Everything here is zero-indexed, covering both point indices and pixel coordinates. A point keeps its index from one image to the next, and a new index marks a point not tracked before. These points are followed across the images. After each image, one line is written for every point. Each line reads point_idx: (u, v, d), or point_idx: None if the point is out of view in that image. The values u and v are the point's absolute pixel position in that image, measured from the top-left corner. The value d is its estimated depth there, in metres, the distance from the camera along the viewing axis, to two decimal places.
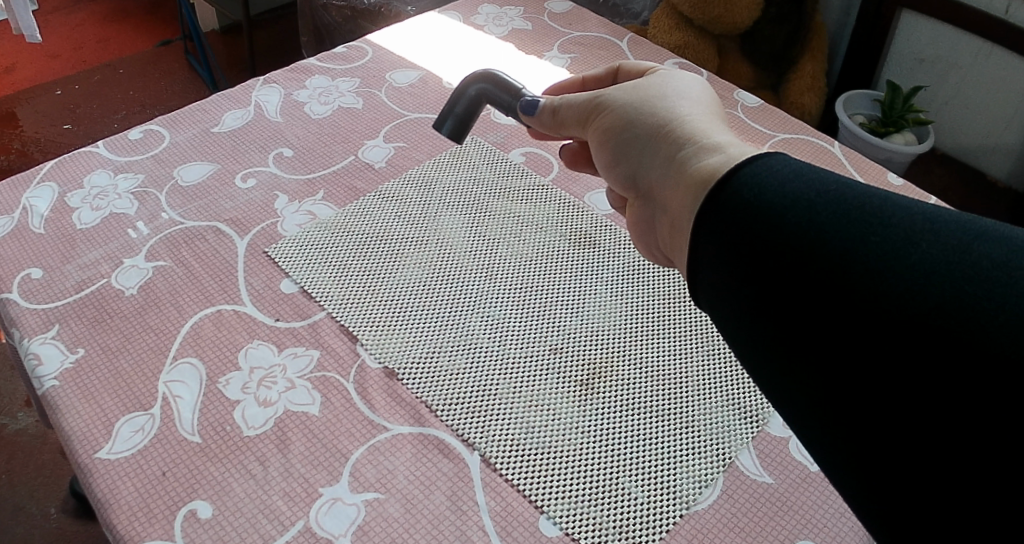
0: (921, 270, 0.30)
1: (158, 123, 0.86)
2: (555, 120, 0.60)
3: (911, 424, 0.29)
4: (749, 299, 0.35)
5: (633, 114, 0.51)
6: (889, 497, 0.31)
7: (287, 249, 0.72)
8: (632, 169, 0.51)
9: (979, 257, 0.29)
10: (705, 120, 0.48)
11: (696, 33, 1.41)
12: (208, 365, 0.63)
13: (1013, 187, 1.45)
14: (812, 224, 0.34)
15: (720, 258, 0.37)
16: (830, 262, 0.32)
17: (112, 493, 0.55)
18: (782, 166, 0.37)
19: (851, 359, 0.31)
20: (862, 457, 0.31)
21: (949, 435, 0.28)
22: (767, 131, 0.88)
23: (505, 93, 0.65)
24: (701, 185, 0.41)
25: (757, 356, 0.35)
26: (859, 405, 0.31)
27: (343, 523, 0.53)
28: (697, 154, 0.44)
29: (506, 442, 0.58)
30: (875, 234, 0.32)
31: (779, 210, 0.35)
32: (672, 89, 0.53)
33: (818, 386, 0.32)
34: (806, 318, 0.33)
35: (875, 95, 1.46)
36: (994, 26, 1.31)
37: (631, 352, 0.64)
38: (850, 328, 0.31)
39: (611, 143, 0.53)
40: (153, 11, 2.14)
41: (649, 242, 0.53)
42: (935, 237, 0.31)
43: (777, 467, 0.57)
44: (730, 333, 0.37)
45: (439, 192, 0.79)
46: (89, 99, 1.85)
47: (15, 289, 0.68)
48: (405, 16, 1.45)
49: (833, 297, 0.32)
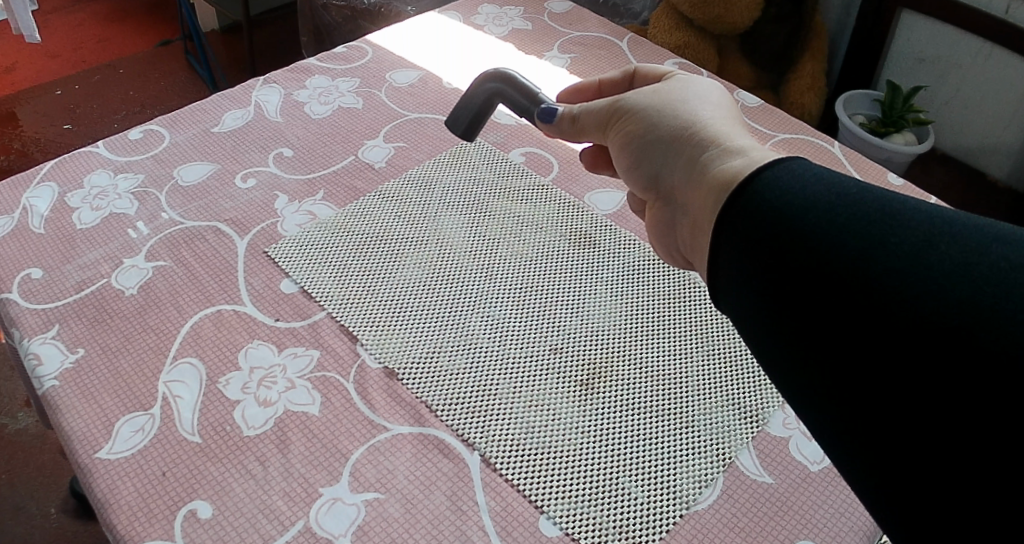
0: (936, 272, 0.30)
1: (158, 123, 0.86)
2: (574, 127, 0.60)
3: (920, 422, 0.30)
4: (766, 301, 0.35)
5: (655, 116, 0.51)
6: (897, 494, 0.31)
7: (287, 249, 0.72)
8: (654, 170, 0.51)
9: (995, 258, 0.30)
10: (726, 124, 0.48)
11: (696, 33, 1.41)
12: (208, 365, 0.63)
13: (1013, 187, 1.45)
14: (829, 226, 0.34)
15: (737, 258, 0.37)
16: (847, 266, 0.32)
17: (112, 493, 0.55)
18: (802, 172, 0.37)
19: (864, 360, 0.31)
20: (877, 455, 0.31)
21: (956, 438, 0.29)
22: (767, 131, 0.88)
23: (523, 96, 0.64)
24: (722, 187, 0.41)
25: (771, 356, 0.36)
26: (874, 411, 0.31)
27: (343, 523, 0.53)
28: (720, 156, 0.44)
29: (506, 442, 0.58)
30: (892, 235, 0.32)
31: (798, 212, 0.35)
32: (693, 92, 0.53)
33: (830, 386, 0.33)
34: (821, 319, 0.33)
35: (875, 95, 1.46)
36: (994, 26, 1.31)
37: (631, 352, 0.64)
38: (864, 333, 0.31)
39: (631, 146, 0.53)
40: (153, 11, 2.14)
41: (667, 245, 0.53)
42: (953, 240, 0.31)
43: (778, 466, 0.57)
44: (749, 335, 0.37)
45: (439, 191, 0.79)
46: (90, 99, 1.85)
47: (15, 289, 0.68)
48: (405, 15, 1.45)
49: (850, 302, 0.32)
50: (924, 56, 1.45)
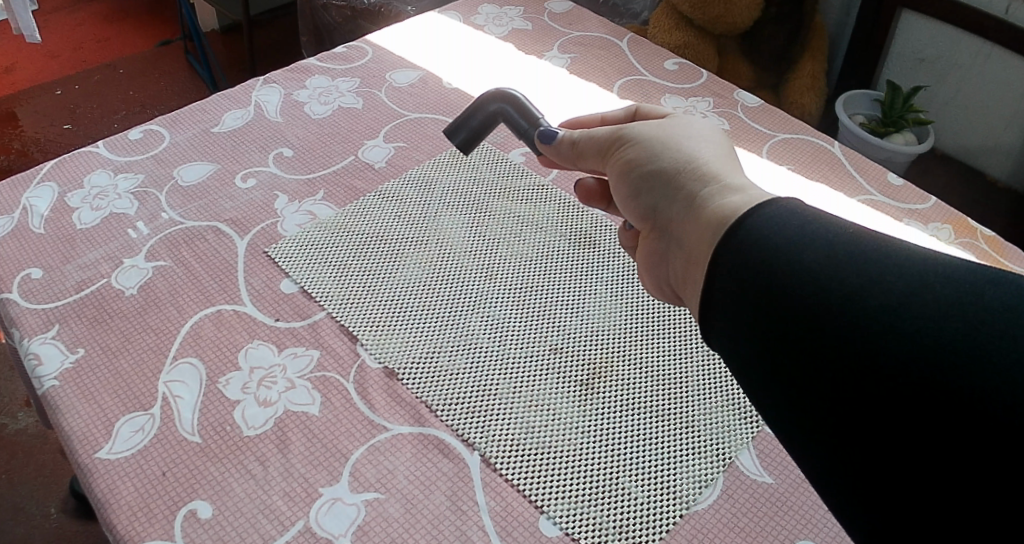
0: (933, 308, 0.32)
1: (158, 123, 0.86)
2: (573, 151, 0.59)
3: (910, 456, 0.32)
4: (763, 326, 0.37)
5: (655, 147, 0.52)
6: (884, 513, 0.33)
7: (287, 249, 0.72)
8: (648, 199, 0.51)
9: (991, 300, 0.32)
10: (725, 165, 0.48)
11: (696, 33, 1.41)
12: (208, 365, 0.63)
13: (1013, 187, 1.45)
14: (829, 261, 0.36)
15: (735, 281, 0.39)
16: (847, 298, 0.34)
17: (112, 493, 0.55)
18: (799, 212, 0.39)
19: (856, 393, 0.33)
20: (867, 478, 0.33)
21: (948, 462, 0.31)
22: (766, 132, 0.88)
23: (524, 119, 0.65)
24: (720, 221, 0.42)
25: (764, 376, 0.37)
26: (867, 436, 0.33)
27: (343, 523, 0.53)
28: (718, 191, 0.45)
29: (506, 442, 0.58)
30: (889, 273, 0.34)
31: (795, 252, 0.37)
32: (692, 129, 0.53)
33: (823, 410, 0.35)
34: (819, 347, 0.35)
35: (875, 94, 1.46)
36: (993, 26, 1.31)
37: (631, 352, 0.64)
38: (859, 371, 0.33)
39: (630, 175, 0.52)
40: (153, 11, 2.14)
41: (656, 275, 0.52)
42: (946, 281, 0.33)
43: (777, 468, 0.57)
44: (740, 361, 0.39)
45: (439, 192, 0.79)
46: (90, 98, 1.85)
47: (15, 289, 0.68)
48: (405, 15, 1.46)
49: (849, 333, 0.34)
50: (924, 56, 1.45)
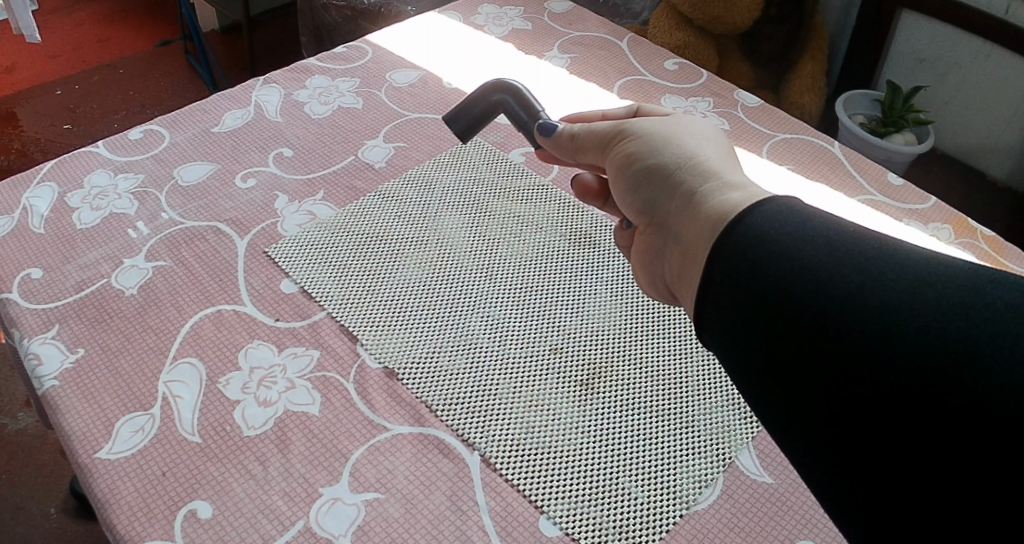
0: (936, 306, 0.32)
1: (158, 123, 0.86)
2: (572, 144, 0.59)
3: (909, 454, 0.32)
4: (762, 322, 0.37)
5: (655, 143, 0.52)
6: (881, 511, 0.33)
7: (287, 249, 0.72)
8: (646, 197, 0.51)
9: (992, 299, 0.32)
10: (725, 163, 0.48)
11: (696, 33, 1.41)
12: (208, 365, 0.63)
13: (1013, 187, 1.45)
14: (827, 261, 0.36)
15: (732, 281, 0.39)
16: (846, 296, 0.34)
17: (112, 493, 0.55)
18: (795, 211, 0.39)
19: (856, 392, 0.33)
20: (865, 476, 0.33)
21: (949, 461, 0.31)
22: (767, 132, 0.88)
23: (524, 109, 0.65)
24: (720, 218, 0.42)
25: (762, 377, 0.37)
26: (865, 434, 0.33)
27: (343, 523, 0.53)
28: (717, 188, 0.45)
29: (506, 442, 0.58)
30: (891, 272, 0.34)
31: (796, 249, 0.37)
32: (693, 126, 0.53)
33: (821, 409, 0.35)
34: (818, 346, 0.35)
35: (875, 94, 1.46)
36: (993, 26, 1.31)
37: (631, 352, 0.64)
38: (859, 371, 0.33)
39: (628, 169, 0.52)
40: (153, 11, 2.14)
41: (653, 272, 0.52)
42: (949, 279, 0.33)
43: (778, 468, 0.57)
44: (738, 361, 0.39)
45: (439, 192, 0.79)
46: (90, 99, 1.85)
47: (15, 289, 0.68)
48: (406, 15, 1.45)
49: (848, 330, 0.34)
50: (924, 56, 1.45)
